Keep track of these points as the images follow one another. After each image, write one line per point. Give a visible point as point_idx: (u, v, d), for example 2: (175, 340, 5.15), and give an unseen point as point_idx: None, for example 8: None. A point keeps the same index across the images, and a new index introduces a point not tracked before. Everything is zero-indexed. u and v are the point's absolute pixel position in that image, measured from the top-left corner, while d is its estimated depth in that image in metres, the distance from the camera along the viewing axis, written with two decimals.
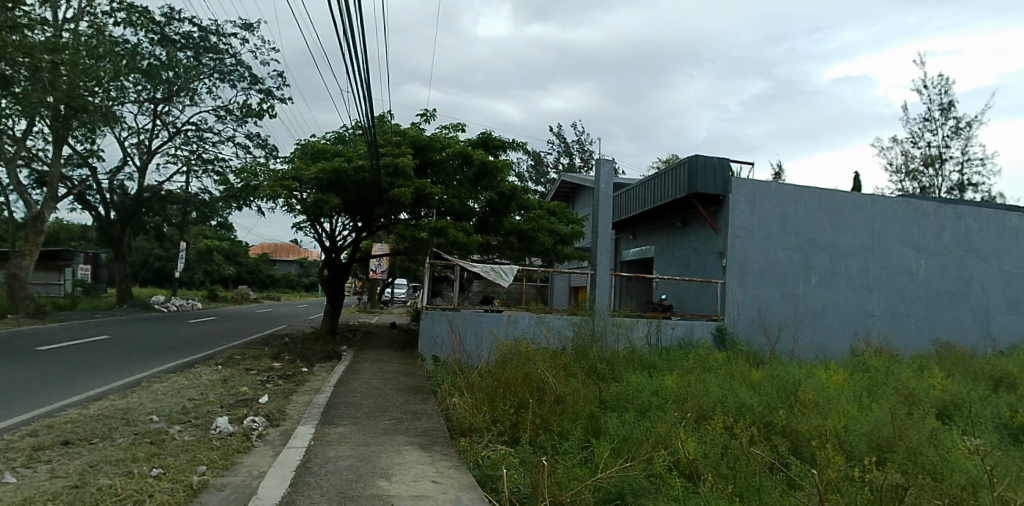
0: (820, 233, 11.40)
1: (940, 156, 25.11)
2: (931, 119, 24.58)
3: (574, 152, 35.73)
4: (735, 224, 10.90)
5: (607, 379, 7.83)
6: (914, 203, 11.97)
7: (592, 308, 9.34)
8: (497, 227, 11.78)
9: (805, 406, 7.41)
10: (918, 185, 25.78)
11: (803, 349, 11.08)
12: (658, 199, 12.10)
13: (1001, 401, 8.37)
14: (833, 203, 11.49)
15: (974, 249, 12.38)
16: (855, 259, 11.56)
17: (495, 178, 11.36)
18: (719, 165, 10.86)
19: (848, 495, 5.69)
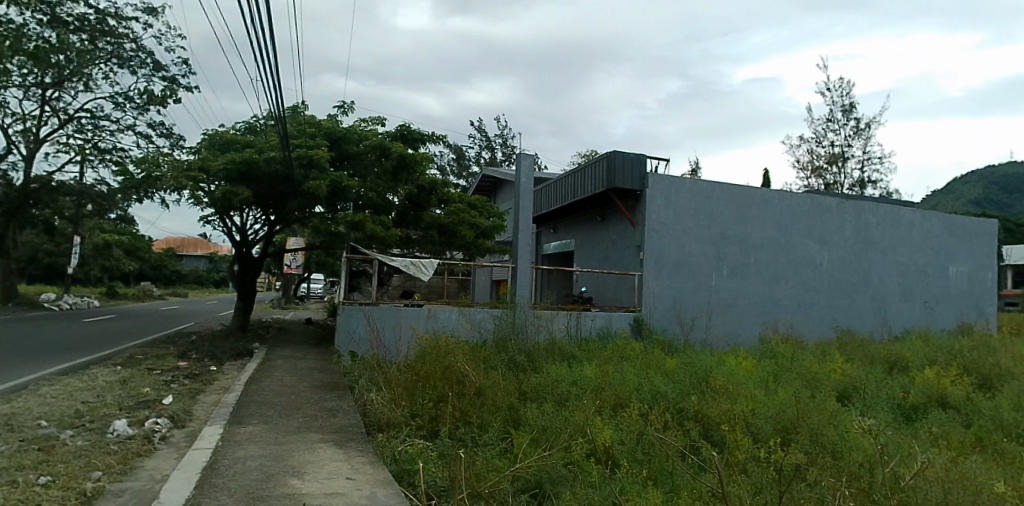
0: (732, 227, 11.87)
1: (842, 155, 26.63)
2: (833, 121, 25.97)
3: (496, 146, 35.97)
4: (651, 219, 11.21)
5: (527, 370, 7.89)
6: (819, 199, 12.64)
7: (514, 303, 9.45)
8: (417, 221, 11.79)
9: (716, 392, 7.71)
10: (823, 181, 27.23)
11: (716, 338, 11.54)
12: (578, 194, 12.31)
13: (895, 383, 9.03)
14: (744, 198, 12.00)
15: (873, 242, 13.21)
16: (764, 252, 12.11)
17: (415, 170, 11.27)
18: (636, 161, 11.16)
19: (756, 476, 6.00)
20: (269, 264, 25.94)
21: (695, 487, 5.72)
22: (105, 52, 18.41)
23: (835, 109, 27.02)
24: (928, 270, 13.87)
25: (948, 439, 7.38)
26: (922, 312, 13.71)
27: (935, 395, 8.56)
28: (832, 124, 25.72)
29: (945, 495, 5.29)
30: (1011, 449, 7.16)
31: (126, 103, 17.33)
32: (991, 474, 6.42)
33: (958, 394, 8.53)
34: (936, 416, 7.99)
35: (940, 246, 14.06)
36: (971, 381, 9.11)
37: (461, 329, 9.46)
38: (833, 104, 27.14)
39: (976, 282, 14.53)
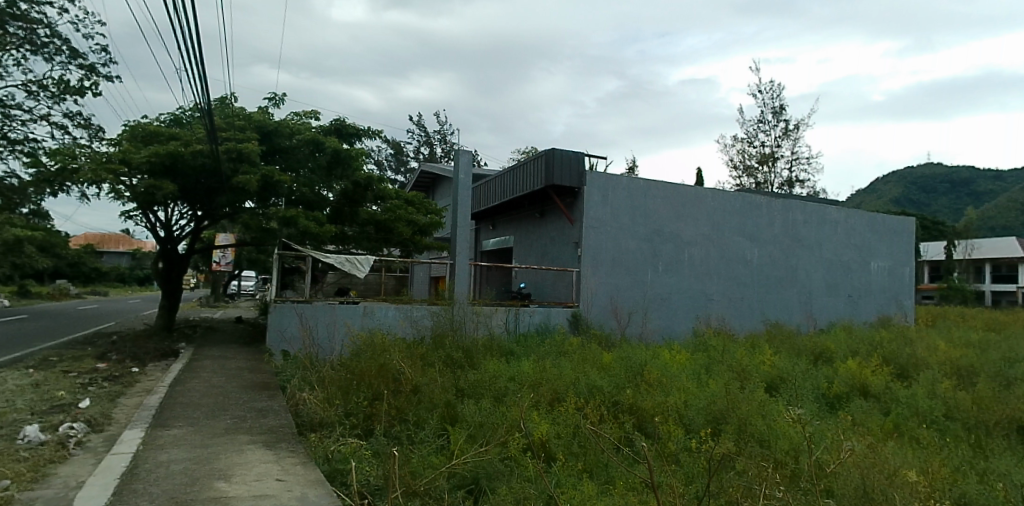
0: (666, 224, 12.15)
1: (772, 155, 27.61)
2: (763, 122, 26.75)
3: (436, 142, 35.87)
4: (589, 215, 11.36)
5: (465, 367, 7.90)
6: (750, 197, 13.07)
7: (453, 298, 9.42)
8: (353, 217, 11.62)
9: (650, 385, 7.89)
10: (754, 181, 28.14)
11: (652, 332, 11.81)
12: (517, 190, 12.36)
13: (820, 373, 9.44)
14: (680, 196, 12.31)
15: (801, 239, 13.76)
16: (698, 248, 12.45)
17: (349, 165, 11.09)
18: (574, 159, 11.29)
19: (687, 467, 6.17)
20: (199, 260, 25.02)
21: (628, 478, 5.85)
22: (16, 38, 17.43)
23: (765, 110, 28.02)
24: (852, 266, 14.54)
25: (867, 426, 7.77)
26: (846, 306, 14.37)
27: (856, 385, 9.00)
28: (762, 125, 26.64)
29: (864, 479, 5.58)
30: (923, 434, 7.60)
31: (40, 92, 16.43)
32: (906, 458, 6.80)
33: (878, 383, 9.00)
34: (856, 404, 8.39)
35: (863, 243, 14.76)
36: (890, 370, 9.62)
37: (397, 326, 9.41)
38: (762, 106, 28.16)
39: (896, 277, 15.31)
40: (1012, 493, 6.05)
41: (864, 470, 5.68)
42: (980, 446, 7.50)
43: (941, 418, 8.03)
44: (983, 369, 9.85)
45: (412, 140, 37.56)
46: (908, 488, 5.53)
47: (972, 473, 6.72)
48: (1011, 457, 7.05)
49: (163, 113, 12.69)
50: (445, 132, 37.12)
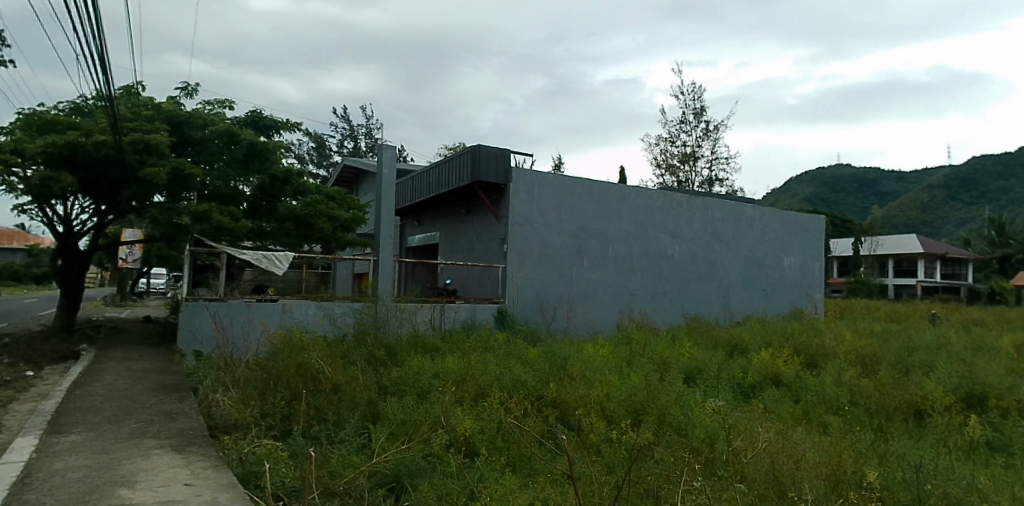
0: (591, 221, 12.38)
1: (694, 154, 28.54)
2: (685, 123, 27.62)
3: (361, 137, 35.39)
4: (515, 212, 11.45)
5: (388, 364, 7.82)
6: (672, 195, 13.46)
7: (376, 294, 9.28)
8: (271, 212, 11.41)
9: (573, 379, 8.03)
10: (675, 179, 28.99)
11: (577, 327, 12.04)
12: (443, 186, 12.31)
13: (736, 364, 9.84)
14: (604, 193, 12.55)
15: (720, 235, 14.30)
16: (622, 245, 12.75)
17: (267, 158, 11.26)
18: (500, 156, 11.35)
19: (608, 458, 6.32)
20: (104, 257, 23.74)
21: (550, 471, 5.95)
22: None
23: (686, 111, 28.90)
24: (767, 261, 15.22)
25: (778, 414, 8.16)
26: (761, 299, 15.04)
27: (769, 375, 9.43)
28: (684, 125, 27.45)
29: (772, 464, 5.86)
30: (830, 420, 8.03)
31: None
32: (813, 443, 7.18)
33: (789, 372, 9.47)
34: (768, 394, 8.80)
35: (777, 239, 15.46)
36: (801, 360, 10.14)
37: (317, 324, 9.24)
38: (683, 107, 29.01)
39: (808, 271, 16.13)
40: (905, 473, 6.48)
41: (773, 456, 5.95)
42: (880, 429, 8.00)
43: (845, 404, 8.52)
44: (885, 359, 10.52)
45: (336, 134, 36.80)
46: (812, 472, 5.84)
47: (872, 455, 7.16)
48: (906, 439, 7.55)
49: (62, 102, 11.98)
50: (370, 127, 36.59)
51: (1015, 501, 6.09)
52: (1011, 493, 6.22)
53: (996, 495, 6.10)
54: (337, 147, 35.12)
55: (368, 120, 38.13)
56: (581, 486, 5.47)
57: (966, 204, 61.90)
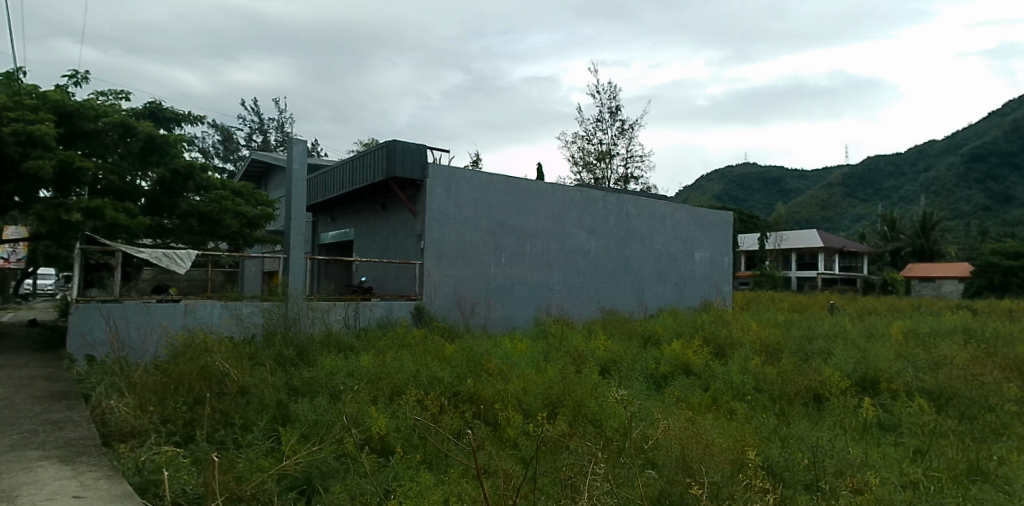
0: (508, 217, 12.48)
1: (610, 152, 29.27)
2: (602, 121, 28.26)
3: (270, 131, 34.34)
4: (432, 208, 11.41)
5: (299, 365, 7.65)
6: (588, 192, 13.75)
7: (287, 294, 9.15)
8: (172, 208, 11.25)
9: (490, 373, 8.08)
10: (592, 176, 29.60)
11: (495, 323, 12.14)
12: (357, 182, 12.13)
13: (649, 355, 10.20)
14: (522, 189, 12.69)
15: (634, 231, 14.74)
16: (539, 241, 12.93)
17: (167, 152, 10.88)
18: (415, 151, 11.31)
19: (524, 453, 6.39)
20: None
21: (465, 467, 5.95)
22: None
23: (602, 110, 29.54)
24: (679, 256, 15.82)
25: (689, 402, 8.49)
26: (674, 292, 15.63)
27: (679, 365, 9.82)
28: (601, 123, 28.09)
29: (681, 450, 6.12)
30: (736, 406, 8.45)
31: None
32: (720, 429, 7.53)
33: (698, 362, 9.89)
34: (679, 383, 9.15)
35: (689, 235, 16.09)
36: (710, 350, 10.63)
37: (222, 324, 9.01)
38: (599, 106, 29.66)
39: (717, 265, 16.85)
40: (804, 454, 6.90)
41: (682, 442, 6.21)
42: (782, 414, 8.48)
43: (751, 391, 8.98)
44: (788, 347, 11.16)
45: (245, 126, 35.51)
46: (718, 454, 6.12)
47: (775, 438, 7.56)
48: (806, 422, 8.02)
49: None
50: (282, 121, 35.51)
51: (902, 475, 6.58)
52: (898, 469, 6.73)
53: (885, 472, 6.56)
54: (245, 140, 33.91)
55: (280, 113, 36.96)
56: (500, 479, 5.52)
57: (863, 201, 66.45)
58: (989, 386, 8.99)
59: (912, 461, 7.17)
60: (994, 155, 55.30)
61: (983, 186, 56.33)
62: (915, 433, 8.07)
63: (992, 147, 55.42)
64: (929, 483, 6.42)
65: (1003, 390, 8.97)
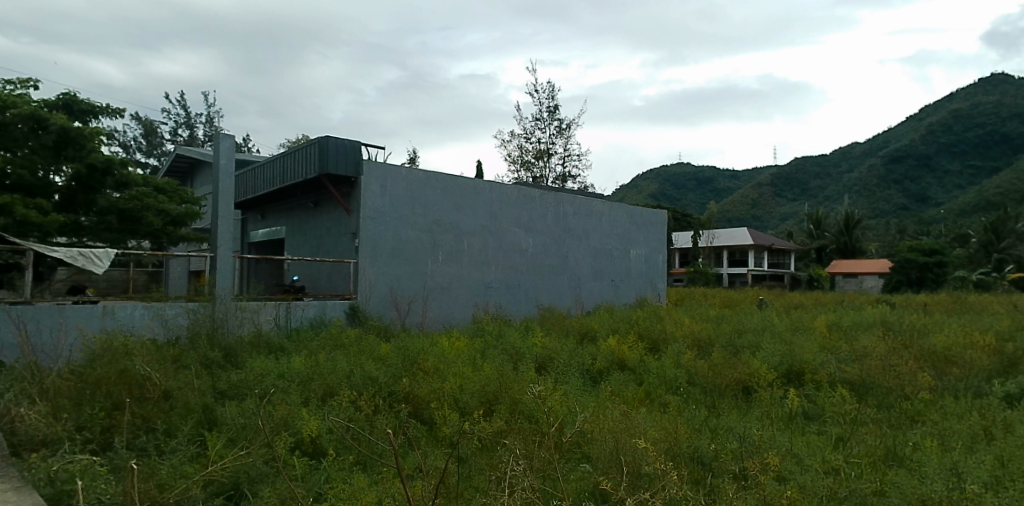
0: (445, 215, 12.45)
1: (547, 151, 29.57)
2: (541, 120, 28.48)
3: (197, 125, 33.14)
4: (366, 206, 11.27)
5: (226, 368, 7.48)
6: (524, 190, 13.85)
7: (213, 294, 8.93)
8: (89, 205, 11.00)
9: (426, 372, 8.06)
10: (531, 175, 29.80)
11: (432, 321, 12.11)
12: (288, 179, 11.87)
13: (585, 351, 10.41)
14: (459, 187, 12.68)
15: (571, 229, 14.95)
16: (476, 238, 12.96)
17: (83, 146, 10.54)
18: (349, 147, 11.13)
19: (459, 451, 6.40)
20: None
21: (401, 468, 5.89)
22: None
23: (540, 109, 29.76)
24: (615, 253, 16.16)
25: (623, 397, 8.69)
26: (610, 289, 15.95)
27: (615, 360, 10.06)
28: (540, 122, 28.32)
29: (615, 444, 6.27)
30: (669, 400, 8.70)
31: None
32: (653, 422, 7.75)
33: (633, 357, 10.15)
34: (614, 378, 9.37)
35: (625, 233, 16.43)
36: (644, 345, 10.92)
37: (144, 326, 8.86)
38: (537, 105, 29.88)
39: (652, 263, 17.29)
40: (733, 444, 7.19)
41: (616, 437, 6.35)
42: (712, 405, 8.80)
43: (683, 384, 9.28)
44: (718, 341, 11.58)
45: (170, 119, 34.10)
46: (650, 445, 6.28)
47: (706, 430, 7.82)
48: (734, 414, 8.34)
49: None
50: (210, 115, 34.32)
51: (825, 462, 6.91)
52: (821, 456, 7.05)
53: (810, 460, 6.87)
54: (170, 134, 32.60)
55: (208, 106, 35.71)
56: (436, 478, 5.50)
57: (792, 200, 69.34)
58: (904, 375, 9.56)
59: (833, 448, 7.56)
60: (911, 157, 59.29)
61: (901, 186, 59.63)
62: (836, 422, 8.50)
63: (910, 149, 59.48)
64: (849, 469, 6.76)
65: (915, 379, 9.56)
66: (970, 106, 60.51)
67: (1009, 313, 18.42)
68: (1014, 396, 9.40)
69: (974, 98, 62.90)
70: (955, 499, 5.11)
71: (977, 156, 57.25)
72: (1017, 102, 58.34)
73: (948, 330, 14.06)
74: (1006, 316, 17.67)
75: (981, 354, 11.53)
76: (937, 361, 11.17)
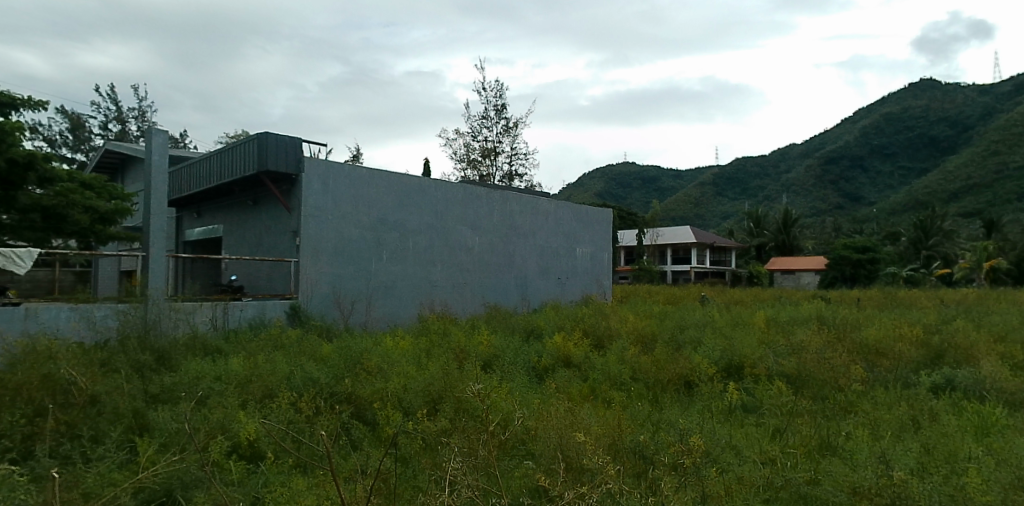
0: (390, 214, 12.35)
1: (494, 150, 29.62)
2: (487, 119, 28.46)
3: (129, 120, 31.84)
4: (308, 204, 11.09)
5: (158, 371, 7.26)
6: (470, 188, 13.85)
7: (145, 295, 8.63)
8: (10, 202, 10.40)
9: (369, 372, 8.00)
10: (477, 173, 29.76)
11: (376, 320, 12.02)
12: (226, 176, 11.56)
13: (531, 349, 10.52)
14: (404, 184, 12.59)
15: (517, 227, 15.04)
16: (421, 237, 12.91)
17: (3, 140, 9.98)
18: (289, 145, 10.92)
19: (401, 448, 6.42)
20: None
21: (341, 470, 5.83)
22: None
23: (487, 108, 29.76)
24: (561, 251, 16.33)
25: (567, 393, 8.82)
26: (556, 287, 16.12)
27: (561, 357, 10.20)
28: (487, 121, 28.32)
29: (559, 440, 6.35)
30: (612, 395, 8.87)
31: None
32: (597, 417, 7.90)
33: (578, 354, 10.30)
34: (558, 375, 9.49)
35: (570, 231, 16.63)
36: (589, 342, 11.10)
37: (69, 329, 8.53)
38: (484, 104, 29.87)
39: (597, 261, 17.55)
40: (672, 436, 7.39)
41: (561, 434, 6.44)
42: (655, 400, 9.02)
43: (627, 379, 9.46)
44: (661, 337, 11.87)
45: (99, 113, 32.61)
46: (593, 440, 6.36)
47: (648, 424, 8.01)
48: (676, 407, 8.57)
49: None
50: (143, 109, 33.03)
51: (762, 453, 7.16)
52: (758, 448, 7.29)
53: (748, 451, 7.10)
54: (99, 129, 31.18)
55: (141, 100, 34.31)
56: (378, 479, 5.47)
57: (736, 198, 71.41)
58: (838, 368, 10.00)
59: (770, 439, 7.85)
60: (846, 158, 62.15)
61: (836, 187, 62.33)
62: (774, 413, 8.81)
63: (844, 151, 62.62)
64: (785, 459, 7.01)
65: (848, 372, 10.01)
66: (901, 111, 63.57)
67: (934, 306, 19.48)
68: (939, 386, 9.93)
69: (904, 102, 66.13)
70: (889, 488, 5.15)
71: (908, 158, 60.16)
72: (944, 107, 61.64)
73: (879, 324, 14.76)
74: (931, 310, 18.69)
75: (908, 346, 12.15)
76: (869, 354, 11.71)
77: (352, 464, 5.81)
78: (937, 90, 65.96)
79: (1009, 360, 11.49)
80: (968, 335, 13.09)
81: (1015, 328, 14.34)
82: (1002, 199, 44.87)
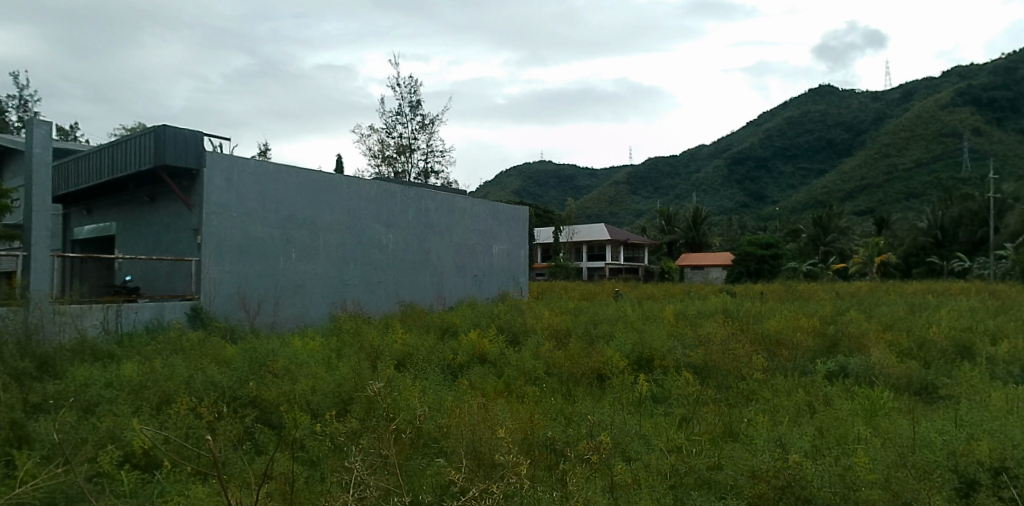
0: (299, 210, 12.05)
1: (410, 146, 29.36)
2: (401, 115, 28.09)
3: (7, 110, 29.34)
4: (209, 200, 10.65)
5: (41, 378, 6.82)
6: (384, 186, 13.70)
7: (27, 298, 8.06)
8: None
9: (275, 374, 7.81)
10: (393, 170, 29.38)
11: (284, 320, 11.71)
12: (119, 170, 10.92)
13: (446, 346, 10.57)
14: (315, 181, 12.32)
15: (432, 225, 15.00)
16: (333, 235, 12.67)
17: None
18: (190, 138, 10.43)
19: (309, 451, 6.32)
20: None
21: (243, 474, 5.68)
22: None
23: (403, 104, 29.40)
24: (478, 249, 16.42)
25: (482, 390, 8.91)
26: (472, 284, 16.20)
27: (475, 354, 10.30)
28: (401, 117, 27.98)
29: (472, 436, 6.42)
30: (526, 391, 9.05)
31: None
32: (511, 413, 8.04)
33: (493, 350, 10.45)
34: (473, 372, 9.59)
35: (487, 229, 16.75)
36: (505, 338, 11.28)
37: None
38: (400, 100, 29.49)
39: (514, 258, 17.77)
40: (582, 428, 7.64)
41: (473, 431, 6.51)
42: (568, 393, 9.27)
43: (540, 374, 9.67)
44: (575, 331, 12.20)
45: None
46: (505, 435, 6.46)
47: (559, 416, 8.23)
48: (588, 400, 8.85)
49: None
50: (25, 97, 30.49)
51: (666, 440, 7.51)
52: (666, 437, 7.63)
53: (656, 440, 7.40)
54: None
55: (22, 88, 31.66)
56: (282, 483, 5.35)
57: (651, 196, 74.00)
58: (740, 358, 10.62)
59: (678, 428, 8.24)
60: (750, 159, 66.82)
61: (742, 186, 65.83)
62: (682, 403, 9.23)
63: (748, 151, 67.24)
64: (689, 445, 7.40)
65: (750, 361, 10.65)
66: (802, 114, 67.85)
67: (829, 298, 20.92)
68: (834, 373, 10.71)
69: (806, 106, 70.36)
70: (781, 467, 5.30)
71: (808, 159, 64.15)
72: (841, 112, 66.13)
73: (781, 316, 15.70)
74: (827, 302, 20.04)
75: (806, 337, 13.02)
76: (770, 344, 12.48)
77: (254, 469, 5.67)
78: (835, 95, 70.58)
79: (894, 347, 12.51)
80: (861, 325, 14.14)
81: (899, 317, 15.63)
82: (891, 199, 48.65)
